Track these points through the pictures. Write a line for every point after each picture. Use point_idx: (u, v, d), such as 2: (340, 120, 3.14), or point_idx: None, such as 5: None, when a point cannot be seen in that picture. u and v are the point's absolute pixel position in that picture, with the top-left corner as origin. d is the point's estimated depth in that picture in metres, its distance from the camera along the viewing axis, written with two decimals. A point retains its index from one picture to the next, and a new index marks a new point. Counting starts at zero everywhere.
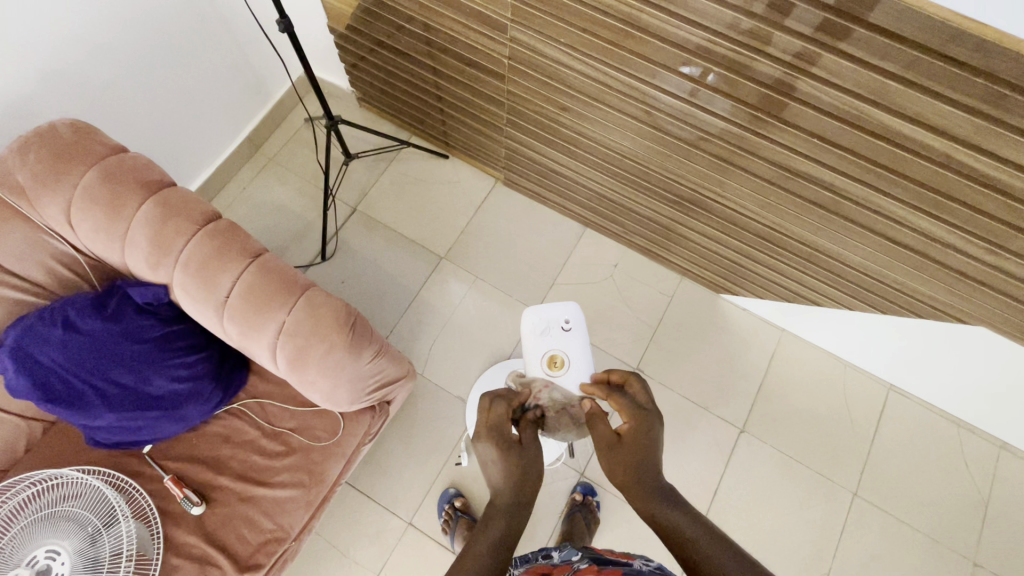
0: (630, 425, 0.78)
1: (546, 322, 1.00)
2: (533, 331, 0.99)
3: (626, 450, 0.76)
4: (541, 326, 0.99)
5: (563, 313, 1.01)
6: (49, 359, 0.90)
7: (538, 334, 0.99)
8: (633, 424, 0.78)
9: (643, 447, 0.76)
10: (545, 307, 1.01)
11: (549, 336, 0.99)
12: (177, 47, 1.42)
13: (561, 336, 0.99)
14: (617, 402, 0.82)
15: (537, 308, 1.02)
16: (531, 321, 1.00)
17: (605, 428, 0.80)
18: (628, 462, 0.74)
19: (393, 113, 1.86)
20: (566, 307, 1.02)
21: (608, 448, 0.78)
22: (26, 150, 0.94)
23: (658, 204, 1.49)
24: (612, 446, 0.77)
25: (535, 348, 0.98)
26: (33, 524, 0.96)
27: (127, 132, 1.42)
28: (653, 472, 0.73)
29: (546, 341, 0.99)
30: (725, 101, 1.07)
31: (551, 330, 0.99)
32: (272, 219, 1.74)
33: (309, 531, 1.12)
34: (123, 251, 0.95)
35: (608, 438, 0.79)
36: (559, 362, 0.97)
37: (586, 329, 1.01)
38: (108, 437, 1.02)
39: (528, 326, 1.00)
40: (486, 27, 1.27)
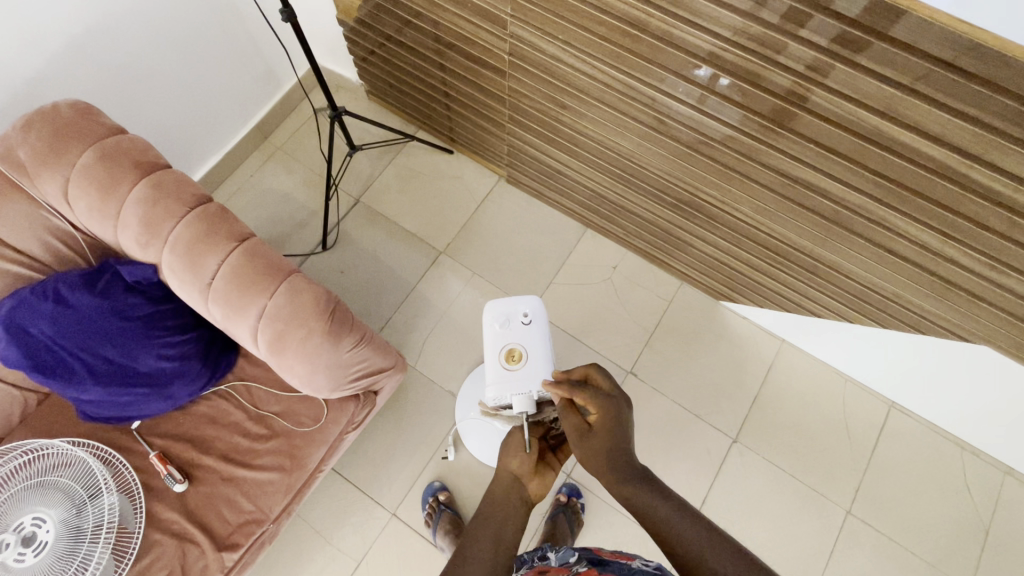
0: (600, 416, 0.78)
1: (507, 315, 1.03)
2: (494, 324, 1.02)
3: (597, 439, 0.76)
4: (501, 319, 1.03)
5: (523, 307, 1.04)
6: (40, 331, 0.92)
7: (498, 328, 1.03)
8: (602, 414, 0.78)
9: (612, 432, 0.76)
10: (506, 300, 1.04)
11: (509, 329, 1.02)
12: (189, 35, 1.46)
13: (521, 330, 1.02)
14: (582, 399, 0.78)
15: (499, 301, 1.05)
16: (493, 313, 1.04)
17: (576, 420, 0.79)
18: (600, 450, 0.75)
19: (399, 107, 1.87)
20: (528, 300, 1.05)
21: (581, 437, 0.77)
22: (29, 128, 0.96)
23: (657, 207, 1.47)
24: (582, 437, 0.77)
25: (494, 342, 1.02)
26: (22, 491, 1.00)
27: (137, 116, 1.46)
28: (624, 455, 0.74)
29: (506, 334, 1.02)
30: (726, 104, 1.06)
31: (512, 323, 1.03)
32: (277, 207, 1.77)
33: (288, 515, 1.14)
34: (116, 230, 0.98)
35: (579, 428, 0.78)
36: (518, 355, 1.00)
37: (547, 324, 1.04)
38: (97, 412, 1.05)
39: (490, 319, 1.03)
40: (488, 23, 1.27)
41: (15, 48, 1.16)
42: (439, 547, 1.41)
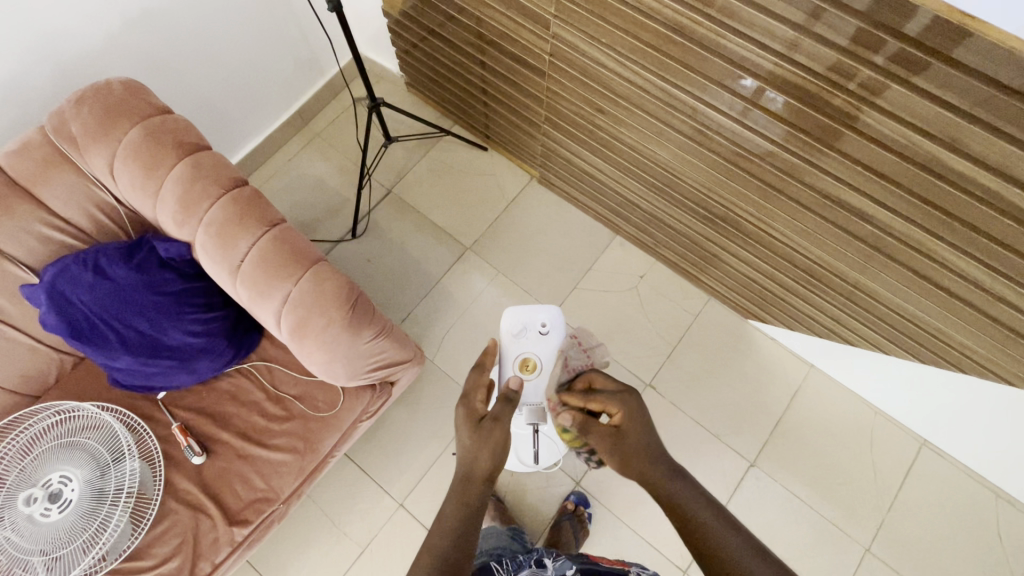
0: (622, 415, 0.85)
1: (524, 324, 1.07)
2: (512, 331, 1.06)
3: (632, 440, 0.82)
4: (519, 327, 1.06)
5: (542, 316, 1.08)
6: (78, 299, 0.96)
7: (516, 334, 1.07)
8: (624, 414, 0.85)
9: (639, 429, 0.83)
10: (526, 309, 1.08)
11: (526, 336, 1.06)
12: (238, 20, 1.49)
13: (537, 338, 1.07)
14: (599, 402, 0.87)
15: (519, 308, 1.08)
16: (512, 320, 1.07)
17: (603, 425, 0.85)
18: (633, 448, 0.82)
19: (437, 101, 1.88)
20: (546, 310, 1.08)
21: (614, 445, 0.83)
22: (81, 103, 1.00)
23: (691, 219, 1.43)
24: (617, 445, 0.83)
25: (511, 350, 1.06)
26: (53, 449, 1.05)
27: (184, 96, 1.50)
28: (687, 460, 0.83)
29: (522, 343, 1.06)
30: (770, 119, 1.02)
31: (529, 332, 1.07)
32: (311, 193, 1.80)
33: (298, 497, 1.16)
34: (155, 207, 1.00)
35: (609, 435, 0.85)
36: (532, 364, 1.05)
37: (563, 335, 1.08)
38: (125, 379, 1.08)
39: (507, 326, 1.06)
40: (530, 22, 1.26)
41: (76, 23, 1.21)
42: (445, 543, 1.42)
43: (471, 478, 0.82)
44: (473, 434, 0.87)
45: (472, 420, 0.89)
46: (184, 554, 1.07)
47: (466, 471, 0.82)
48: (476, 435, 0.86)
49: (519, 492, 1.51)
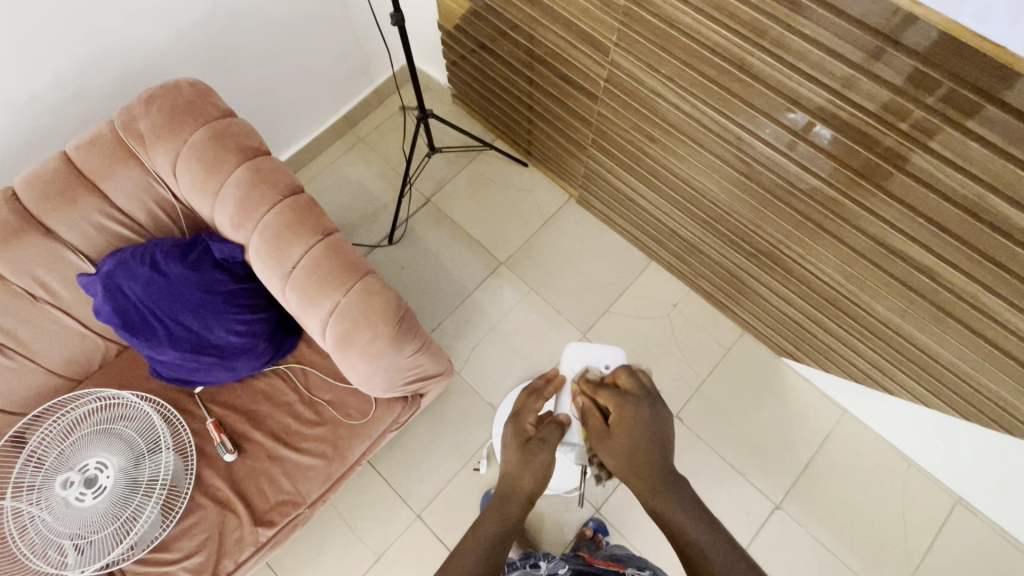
0: (617, 415, 0.85)
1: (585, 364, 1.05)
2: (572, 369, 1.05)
3: (614, 441, 0.83)
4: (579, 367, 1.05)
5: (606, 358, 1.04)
6: (133, 293, 0.99)
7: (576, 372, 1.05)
8: (619, 414, 0.85)
9: (628, 433, 0.82)
10: (588, 347, 1.05)
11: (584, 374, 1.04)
12: (298, 25, 1.52)
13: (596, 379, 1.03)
14: (602, 396, 0.89)
15: (582, 344, 1.06)
16: (573, 358, 1.06)
17: (596, 419, 0.87)
18: (619, 450, 0.81)
19: (481, 114, 1.89)
20: (609, 351, 1.05)
21: (601, 439, 0.85)
22: (151, 102, 1.03)
23: (733, 253, 1.41)
24: (602, 439, 0.85)
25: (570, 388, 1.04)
26: (91, 435, 1.08)
27: (240, 96, 1.54)
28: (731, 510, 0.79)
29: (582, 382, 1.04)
30: (831, 163, 1.00)
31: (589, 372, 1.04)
32: (351, 196, 1.82)
33: (322, 502, 1.16)
34: (212, 208, 1.03)
35: (601, 431, 0.86)
36: None
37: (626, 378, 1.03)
38: (168, 372, 1.11)
39: (568, 363, 1.06)
40: (588, 47, 1.26)
41: (148, 22, 1.25)
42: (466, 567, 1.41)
43: (508, 505, 0.81)
44: (511, 459, 0.86)
45: (510, 445, 0.88)
46: (209, 550, 1.08)
47: (504, 497, 0.82)
48: (515, 461, 0.86)
49: (538, 517, 1.48)
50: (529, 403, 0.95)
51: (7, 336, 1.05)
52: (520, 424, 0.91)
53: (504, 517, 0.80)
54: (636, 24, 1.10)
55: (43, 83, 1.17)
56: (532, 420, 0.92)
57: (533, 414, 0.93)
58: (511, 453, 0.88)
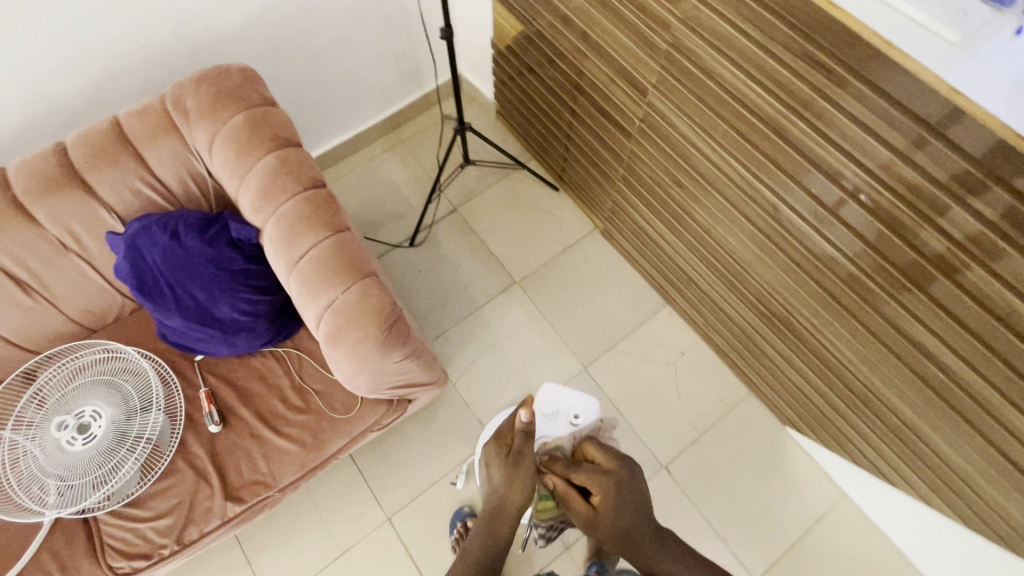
0: (600, 496, 0.96)
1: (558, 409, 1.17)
2: (545, 410, 1.17)
3: (602, 521, 0.94)
4: (551, 410, 1.17)
5: (576, 408, 1.18)
6: (152, 258, 1.05)
7: (547, 414, 1.17)
8: (602, 495, 0.96)
9: (614, 518, 0.94)
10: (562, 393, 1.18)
11: (555, 417, 1.17)
12: (359, 28, 1.59)
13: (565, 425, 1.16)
14: (580, 479, 0.99)
15: (557, 391, 1.19)
16: (546, 401, 1.18)
17: (581, 504, 0.97)
18: (606, 533, 0.93)
19: (521, 134, 1.92)
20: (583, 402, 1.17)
21: (591, 525, 0.95)
22: (201, 82, 1.09)
23: (747, 312, 1.38)
24: (591, 522, 0.95)
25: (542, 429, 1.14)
26: (92, 384, 1.13)
27: (293, 87, 1.60)
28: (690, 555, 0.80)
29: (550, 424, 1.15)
30: (854, 237, 0.97)
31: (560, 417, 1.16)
32: (382, 194, 1.87)
33: (293, 489, 1.18)
34: (238, 189, 1.07)
35: (588, 515, 0.97)
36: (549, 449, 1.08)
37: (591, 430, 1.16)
38: (172, 337, 1.16)
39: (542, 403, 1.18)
40: (629, 86, 1.26)
41: (217, 7, 1.32)
42: None
43: (497, 519, 0.92)
44: (496, 475, 0.96)
45: None
46: (177, 514, 1.11)
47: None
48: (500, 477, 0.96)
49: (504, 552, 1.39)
50: (507, 424, 1.04)
51: (34, 280, 1.11)
52: (501, 441, 1.02)
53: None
54: (677, 71, 1.09)
55: (110, 50, 1.25)
56: (512, 437, 1.02)
57: (512, 432, 1.03)
58: (497, 470, 0.97)
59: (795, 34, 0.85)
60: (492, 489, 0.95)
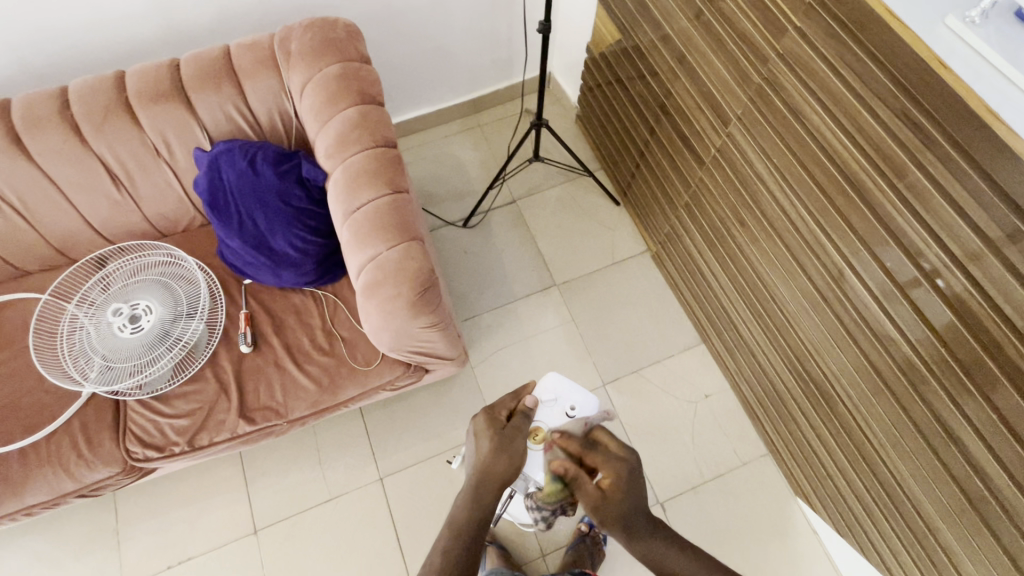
0: (612, 478, 0.83)
1: (555, 396, 1.02)
2: (541, 397, 1.02)
3: (613, 506, 0.81)
4: (548, 397, 1.02)
5: (576, 400, 1.02)
6: (227, 179, 1.13)
7: (544, 401, 1.02)
8: (613, 479, 0.83)
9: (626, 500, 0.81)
10: (562, 382, 1.03)
11: (551, 407, 1.01)
12: (464, 9, 1.64)
13: (558, 417, 1.00)
14: (597, 458, 0.86)
15: (558, 377, 1.03)
16: (543, 388, 1.03)
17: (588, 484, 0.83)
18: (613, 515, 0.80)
19: (595, 142, 1.92)
20: (583, 394, 1.02)
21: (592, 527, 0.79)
22: (309, 30, 1.17)
23: (783, 368, 1.32)
24: (597, 505, 0.81)
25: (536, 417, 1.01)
26: (152, 282, 1.23)
27: (390, 54, 1.67)
28: None
29: (544, 412, 1.01)
30: (916, 316, 0.91)
31: (555, 407, 1.01)
32: (448, 172, 1.92)
33: (300, 424, 1.23)
34: (318, 133, 1.14)
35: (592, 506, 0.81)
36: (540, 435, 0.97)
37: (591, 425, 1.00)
38: (229, 256, 1.25)
39: (539, 390, 1.03)
40: (712, 114, 1.23)
41: None
42: (401, 549, 1.43)
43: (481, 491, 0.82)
44: (485, 446, 0.85)
45: (485, 432, 0.88)
46: (194, 419, 1.19)
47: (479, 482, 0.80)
48: (487, 450, 0.86)
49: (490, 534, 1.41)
50: (504, 397, 0.94)
51: (126, 178, 1.22)
52: (494, 412, 0.92)
53: (475, 505, 0.79)
54: (765, 107, 1.06)
55: None
56: (504, 413, 0.92)
57: (505, 409, 0.92)
58: (485, 441, 0.86)
59: (898, 90, 0.81)
60: (479, 459, 0.84)
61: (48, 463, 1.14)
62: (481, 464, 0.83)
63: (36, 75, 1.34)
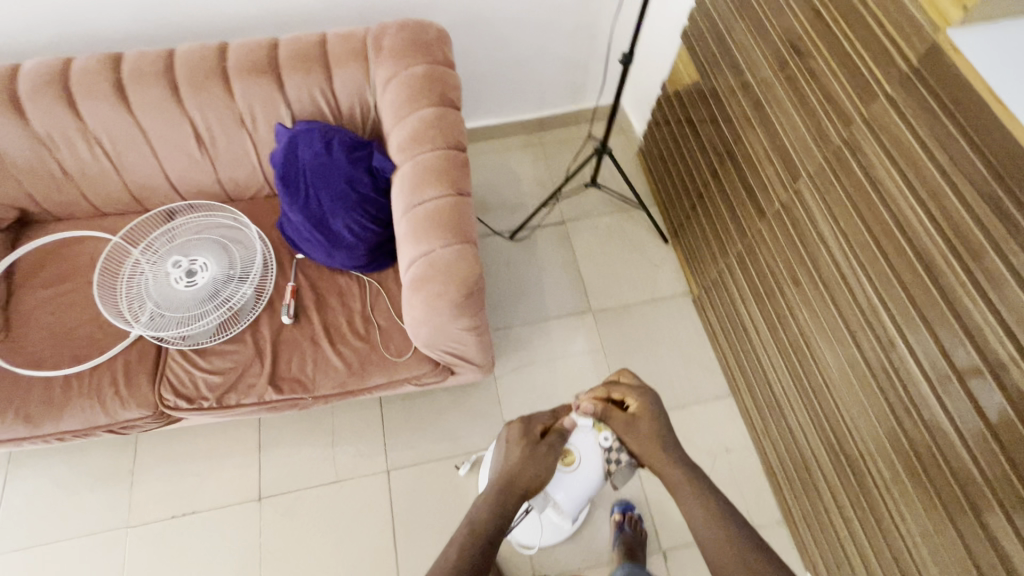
0: (638, 404, 0.87)
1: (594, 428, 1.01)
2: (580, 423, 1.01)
3: (644, 425, 0.84)
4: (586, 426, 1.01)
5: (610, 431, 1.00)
6: (302, 156, 1.19)
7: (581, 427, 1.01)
8: (639, 405, 0.86)
9: (656, 415, 0.85)
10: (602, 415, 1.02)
11: (586, 433, 1.01)
12: (548, 30, 1.68)
13: (591, 445, 1.00)
14: (618, 392, 0.89)
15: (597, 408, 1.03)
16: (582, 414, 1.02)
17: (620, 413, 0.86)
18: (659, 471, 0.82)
19: (654, 177, 1.92)
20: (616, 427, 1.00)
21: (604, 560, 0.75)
22: (402, 29, 1.22)
23: (814, 436, 1.27)
24: (630, 426, 0.85)
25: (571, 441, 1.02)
26: (212, 241, 1.29)
27: (469, 62, 1.73)
28: None
29: (580, 439, 1.01)
30: (973, 410, 0.87)
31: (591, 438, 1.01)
32: (504, 183, 1.95)
33: (323, 401, 1.26)
34: (394, 127, 1.18)
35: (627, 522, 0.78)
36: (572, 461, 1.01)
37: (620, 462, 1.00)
38: (288, 229, 1.30)
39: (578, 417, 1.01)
40: (781, 167, 1.22)
41: None
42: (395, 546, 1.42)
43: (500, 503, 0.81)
44: (511, 454, 0.85)
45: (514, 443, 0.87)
46: (226, 378, 1.23)
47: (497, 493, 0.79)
48: (508, 461, 0.85)
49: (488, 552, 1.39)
50: (541, 414, 0.94)
51: (208, 141, 1.30)
52: (530, 426, 0.91)
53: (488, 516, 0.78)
54: (840, 170, 1.05)
55: None
56: (539, 429, 0.91)
57: (541, 425, 0.92)
58: (515, 450, 0.86)
59: (989, 174, 0.78)
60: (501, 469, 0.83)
61: (87, 394, 1.20)
62: (508, 468, 0.83)
63: (145, 35, 1.44)
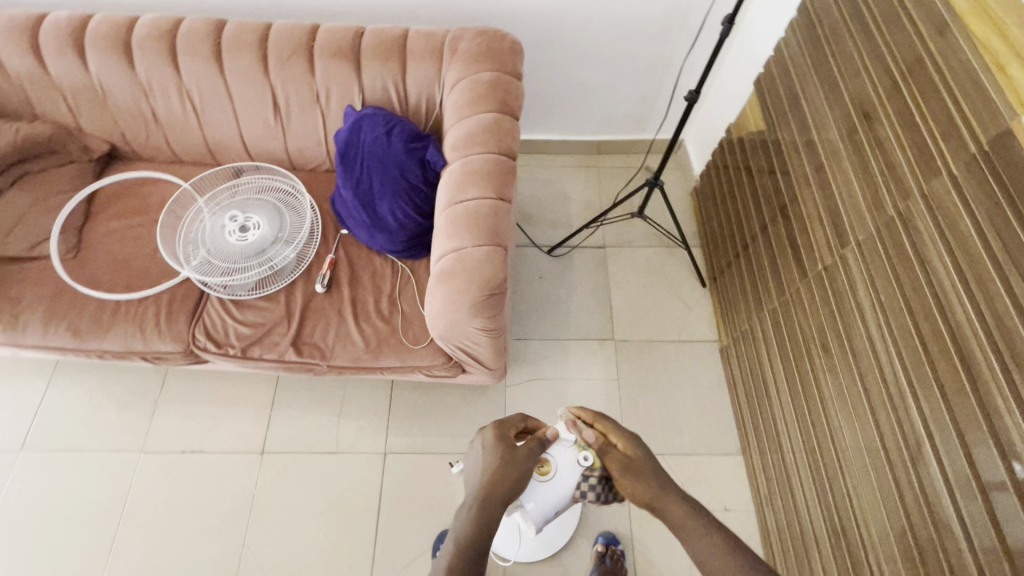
0: (624, 442, 0.91)
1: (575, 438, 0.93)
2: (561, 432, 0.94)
3: (637, 462, 0.87)
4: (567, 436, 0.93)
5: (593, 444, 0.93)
6: (364, 139, 1.26)
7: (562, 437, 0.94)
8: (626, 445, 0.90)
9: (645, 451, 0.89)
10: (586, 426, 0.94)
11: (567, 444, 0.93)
12: (622, 58, 1.71)
13: (570, 457, 0.92)
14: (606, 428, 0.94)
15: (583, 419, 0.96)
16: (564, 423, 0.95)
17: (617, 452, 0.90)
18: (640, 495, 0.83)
19: (703, 219, 1.89)
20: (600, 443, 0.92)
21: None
22: (479, 36, 1.27)
23: (818, 512, 1.22)
24: (626, 466, 0.87)
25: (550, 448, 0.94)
26: (268, 203, 1.38)
27: (540, 77, 1.77)
28: None
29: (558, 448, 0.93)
30: (988, 519, 0.81)
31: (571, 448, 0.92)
32: (552, 198, 1.98)
33: (336, 372, 1.31)
34: (452, 125, 1.23)
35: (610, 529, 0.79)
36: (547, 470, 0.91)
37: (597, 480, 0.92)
38: (338, 204, 1.37)
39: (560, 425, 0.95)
40: (831, 230, 1.19)
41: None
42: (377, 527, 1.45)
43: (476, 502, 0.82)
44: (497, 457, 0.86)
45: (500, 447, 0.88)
46: (254, 331, 1.30)
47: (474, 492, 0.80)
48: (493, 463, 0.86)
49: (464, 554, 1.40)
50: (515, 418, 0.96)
51: (284, 111, 1.39)
52: (505, 429, 0.93)
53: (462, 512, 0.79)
54: (891, 242, 1.01)
55: None
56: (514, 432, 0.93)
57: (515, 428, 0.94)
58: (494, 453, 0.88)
59: None
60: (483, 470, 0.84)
61: (131, 321, 1.30)
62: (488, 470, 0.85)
63: (250, 7, 1.56)
